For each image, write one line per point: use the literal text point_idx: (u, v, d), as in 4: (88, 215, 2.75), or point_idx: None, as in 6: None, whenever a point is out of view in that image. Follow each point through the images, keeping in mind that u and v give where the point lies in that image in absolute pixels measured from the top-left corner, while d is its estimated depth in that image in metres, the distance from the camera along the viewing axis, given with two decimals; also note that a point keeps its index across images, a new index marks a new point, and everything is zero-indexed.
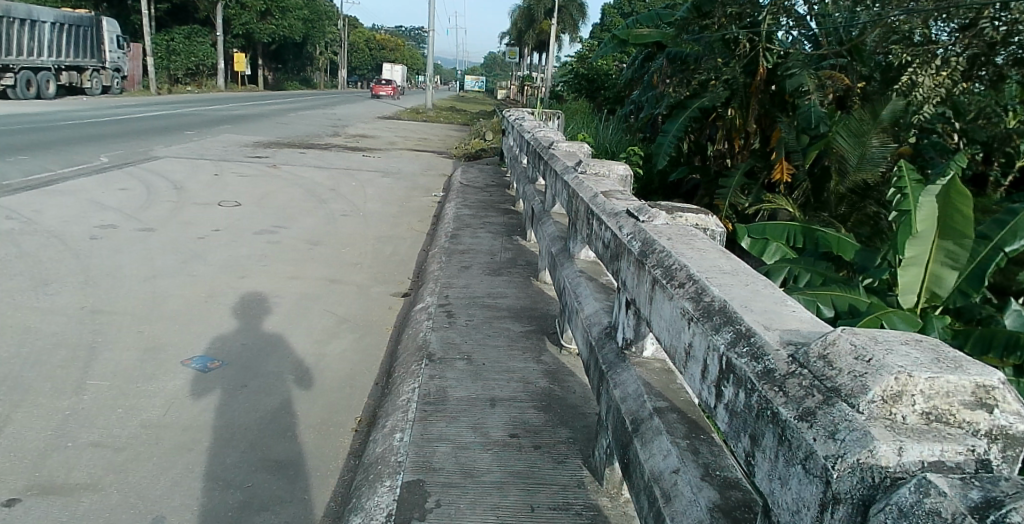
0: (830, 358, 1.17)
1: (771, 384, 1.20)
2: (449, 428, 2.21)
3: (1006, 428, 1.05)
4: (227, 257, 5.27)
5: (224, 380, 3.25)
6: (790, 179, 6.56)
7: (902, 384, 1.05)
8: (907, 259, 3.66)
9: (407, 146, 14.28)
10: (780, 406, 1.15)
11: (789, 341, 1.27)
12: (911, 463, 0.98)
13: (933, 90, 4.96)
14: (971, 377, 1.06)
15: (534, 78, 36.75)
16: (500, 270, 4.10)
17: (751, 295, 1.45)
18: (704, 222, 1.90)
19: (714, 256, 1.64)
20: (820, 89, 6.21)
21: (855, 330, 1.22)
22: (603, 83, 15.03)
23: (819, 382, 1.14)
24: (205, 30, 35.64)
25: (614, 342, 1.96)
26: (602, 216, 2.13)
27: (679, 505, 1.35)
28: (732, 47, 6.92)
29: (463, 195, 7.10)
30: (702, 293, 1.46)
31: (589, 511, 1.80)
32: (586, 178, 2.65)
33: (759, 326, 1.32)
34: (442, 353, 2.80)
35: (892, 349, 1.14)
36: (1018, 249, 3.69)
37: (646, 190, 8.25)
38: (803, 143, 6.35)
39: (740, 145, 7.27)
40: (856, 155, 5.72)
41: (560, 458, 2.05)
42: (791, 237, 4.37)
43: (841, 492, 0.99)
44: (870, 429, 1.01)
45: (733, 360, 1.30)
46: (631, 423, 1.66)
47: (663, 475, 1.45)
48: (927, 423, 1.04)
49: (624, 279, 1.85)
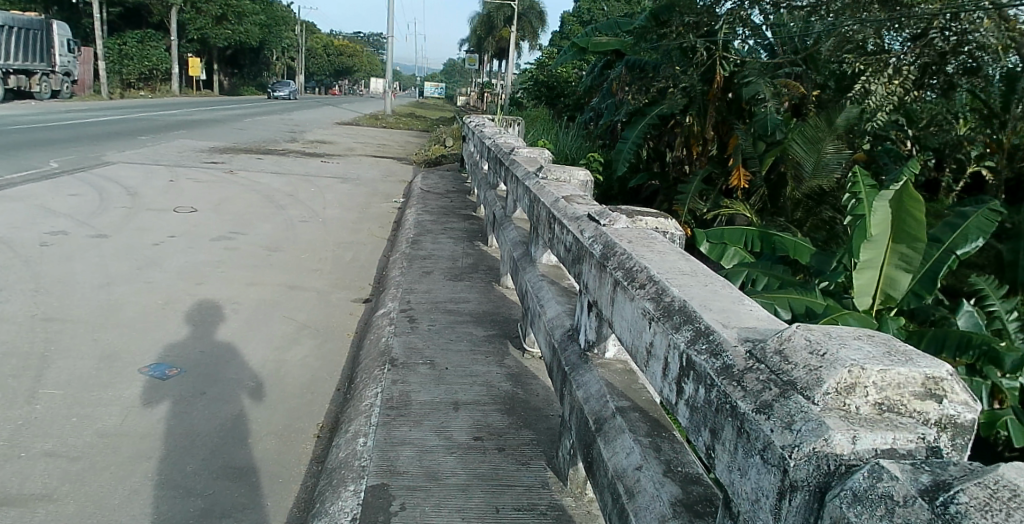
0: (786, 353, 1.21)
1: (729, 378, 1.23)
2: (413, 432, 2.18)
3: (955, 417, 1.08)
4: (184, 263, 5.16)
5: (182, 388, 3.16)
6: (747, 185, 6.70)
7: (855, 377, 1.08)
8: (862, 262, 3.76)
9: (366, 152, 14.20)
10: (739, 400, 1.19)
11: (747, 337, 1.31)
12: (864, 451, 1.01)
13: (886, 98, 5.15)
14: (922, 369, 1.10)
15: (494, 84, 36.88)
16: (461, 275, 4.09)
17: (709, 295, 1.47)
18: (663, 225, 1.91)
19: (674, 258, 1.66)
20: (775, 97, 6.23)
21: (809, 326, 1.26)
22: (563, 91, 15.21)
23: (775, 376, 1.17)
24: (159, 35, 34.91)
25: (576, 344, 1.97)
26: (563, 220, 2.13)
27: (642, 501, 1.37)
28: (690, 55, 7.05)
29: (423, 201, 7.06)
30: (662, 294, 1.48)
31: (554, 511, 1.79)
32: (549, 183, 2.65)
33: (718, 324, 1.35)
34: (405, 357, 2.78)
35: (846, 344, 1.18)
36: (967, 253, 3.88)
37: (607, 195, 8.50)
38: (759, 149, 6.52)
39: (699, 152, 7.46)
40: (811, 162, 5.74)
41: (525, 460, 2.03)
42: (748, 241, 4.43)
43: (797, 480, 1.02)
44: (825, 420, 1.03)
45: (693, 357, 1.33)
46: (593, 422, 1.67)
47: (626, 473, 1.47)
48: (880, 414, 1.08)
49: (586, 281, 1.86)
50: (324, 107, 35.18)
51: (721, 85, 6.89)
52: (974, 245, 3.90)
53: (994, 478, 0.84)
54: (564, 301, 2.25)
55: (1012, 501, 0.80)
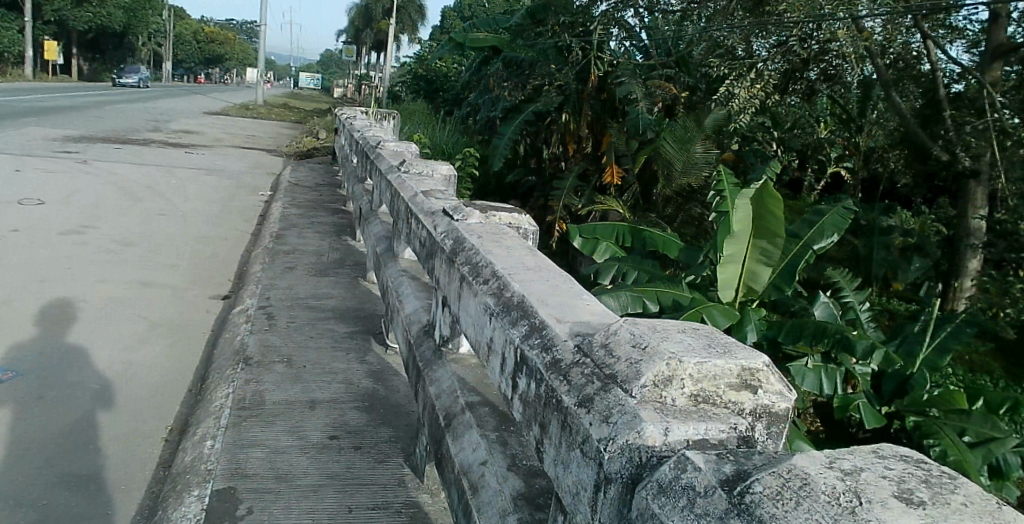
0: (611, 346, 1.25)
1: (557, 372, 1.26)
2: (265, 433, 2.12)
3: (769, 406, 1.17)
4: (22, 261, 4.77)
5: (16, 394, 2.94)
6: (620, 181, 7.03)
7: (671, 369, 1.13)
8: (726, 257, 3.97)
9: (235, 143, 13.66)
10: (565, 394, 1.21)
11: (578, 332, 1.34)
12: (676, 441, 1.05)
13: (748, 102, 5.37)
14: (736, 361, 1.17)
15: (369, 77, 36.59)
16: (326, 270, 4.02)
17: (548, 290, 1.50)
18: (518, 221, 1.91)
19: (520, 253, 1.68)
20: (647, 97, 6.54)
21: (636, 321, 1.31)
22: (441, 85, 15.32)
23: (599, 370, 1.21)
24: (9, 14, 31.95)
25: (431, 339, 1.97)
26: (419, 215, 2.12)
27: (484, 497, 1.38)
28: (565, 54, 7.41)
29: (291, 194, 6.85)
30: (503, 289, 1.49)
31: (408, 509, 1.80)
32: (409, 177, 2.64)
33: (552, 319, 1.37)
34: (261, 356, 2.70)
35: (667, 337, 1.23)
36: (822, 247, 4.16)
37: (485, 191, 9.00)
38: (631, 148, 6.81)
39: (574, 150, 7.68)
40: (681, 160, 6.11)
41: (381, 458, 2.02)
42: (619, 237, 4.60)
43: (611, 472, 1.05)
44: (639, 412, 1.07)
45: (526, 352, 1.34)
46: (443, 418, 1.67)
47: (471, 468, 1.48)
48: (695, 404, 1.15)
49: (438, 277, 1.86)
50: (200, 96, 33.47)
51: (596, 85, 7.22)
52: (828, 240, 4.20)
53: (791, 470, 0.87)
54: (422, 296, 2.24)
55: (801, 488, 0.83)
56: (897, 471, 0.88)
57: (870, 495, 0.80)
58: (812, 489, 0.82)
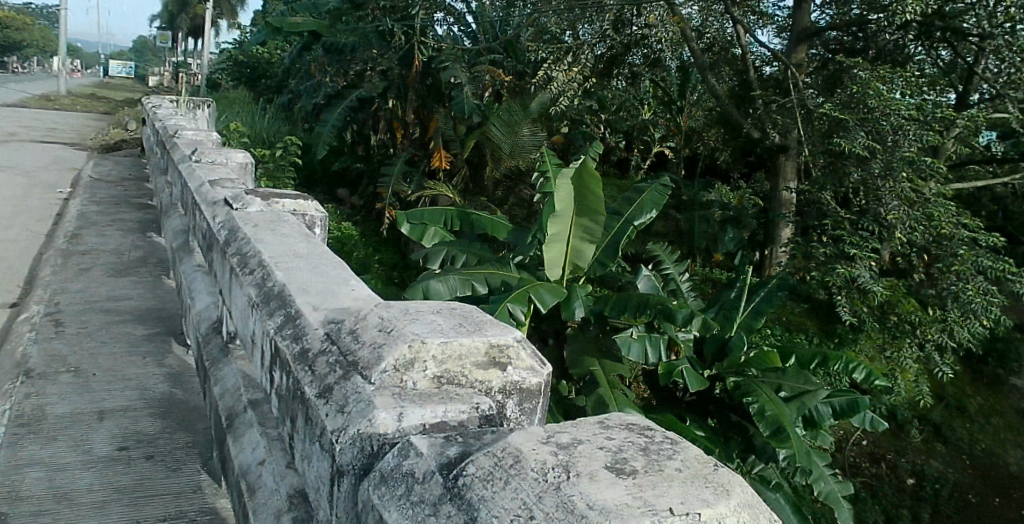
0: (358, 333, 1.30)
1: (303, 365, 1.29)
2: (43, 451, 2.11)
3: (518, 383, 1.28)
4: None
5: None
6: (449, 164, 8.54)
7: (414, 353, 1.21)
8: (552, 236, 4.74)
9: (29, 137, 12.68)
10: (308, 387, 1.25)
11: (330, 320, 1.36)
12: (409, 428, 1.13)
13: (566, 83, 7.45)
14: (485, 341, 1.27)
15: (189, 64, 34.99)
16: (126, 270, 4.05)
17: (313, 277, 1.53)
18: (301, 207, 1.99)
19: (294, 241, 1.71)
20: (473, 81, 8.09)
21: (389, 306, 1.36)
22: (265, 71, 15.54)
23: (342, 359, 1.26)
24: None
25: (221, 338, 1.95)
26: (202, 207, 2.14)
27: (261, 497, 1.39)
28: (386, 38, 8.80)
29: (91, 191, 6.78)
30: (265, 279, 1.51)
31: (205, 516, 1.78)
32: (197, 169, 2.87)
33: (308, 308, 1.40)
34: (43, 368, 2.68)
35: (417, 321, 1.30)
36: (642, 222, 5.01)
37: (314, 180, 11.10)
38: (457, 132, 8.55)
39: (402, 135, 9.35)
40: (509, 143, 7.62)
41: (175, 466, 2.02)
42: (449, 220, 5.35)
43: (345, 464, 1.12)
44: (374, 403, 1.14)
45: (279, 343, 1.36)
46: (227, 418, 1.67)
47: (250, 469, 1.48)
48: (439, 385, 1.23)
49: (216, 270, 1.83)
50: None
51: (420, 73, 8.60)
52: (646, 216, 5.02)
53: (508, 452, 0.94)
54: (212, 290, 2.21)
55: (514, 471, 0.89)
56: (617, 446, 0.94)
57: (575, 467, 0.85)
58: (522, 468, 0.88)
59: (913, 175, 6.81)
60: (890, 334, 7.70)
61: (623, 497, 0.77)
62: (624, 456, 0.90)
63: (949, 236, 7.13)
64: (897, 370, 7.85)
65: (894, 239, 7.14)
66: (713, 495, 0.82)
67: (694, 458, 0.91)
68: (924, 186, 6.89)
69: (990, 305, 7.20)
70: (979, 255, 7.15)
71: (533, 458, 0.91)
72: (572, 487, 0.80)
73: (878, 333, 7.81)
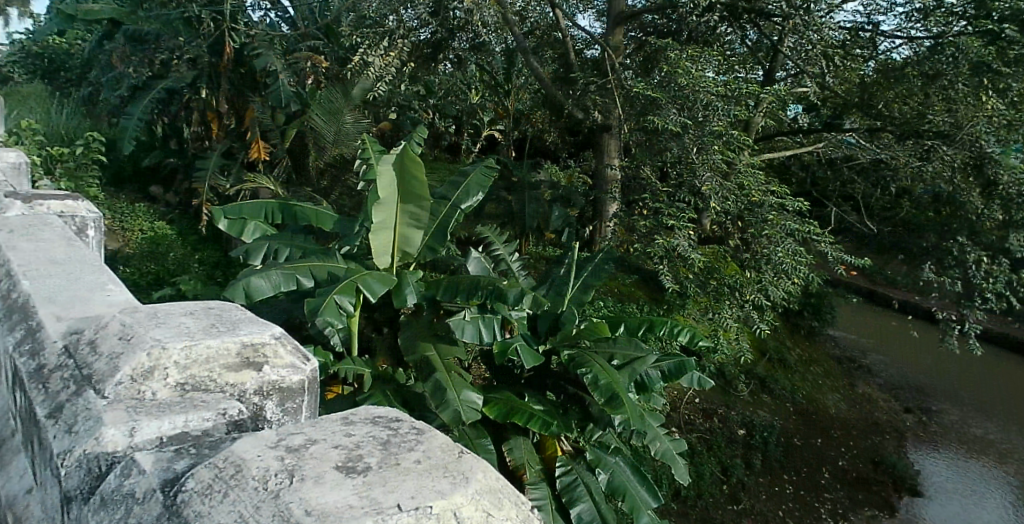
0: (97, 343, 1.64)
1: (37, 381, 1.61)
2: None
3: (279, 381, 1.65)
4: None
5: None
6: (268, 155, 10.02)
7: (155, 358, 1.53)
8: (377, 225, 5.29)
9: None
10: (40, 404, 1.55)
11: (69, 333, 1.73)
12: (148, 440, 1.40)
13: (383, 69, 7.70)
14: (239, 339, 1.65)
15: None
16: None
17: (65, 283, 2.06)
18: (71, 209, 3.26)
19: (59, 249, 2.42)
20: (289, 70, 9.50)
21: (129, 318, 1.70)
22: (64, 61, 16.46)
23: (78, 372, 1.58)
24: None
25: None
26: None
27: (21, 513, 1.56)
28: (194, 30, 9.89)
29: None
30: (13, 293, 2.01)
31: None
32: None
33: (49, 318, 1.81)
34: None
35: (161, 325, 1.66)
36: (468, 206, 5.88)
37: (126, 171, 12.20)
38: (275, 124, 9.99)
39: (219, 127, 10.74)
40: (330, 132, 8.92)
41: None
42: (268, 214, 5.87)
43: (76, 486, 1.34)
44: (104, 418, 1.42)
45: (17, 362, 1.70)
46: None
47: (17, 499, 1.59)
48: (180, 393, 1.54)
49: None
50: None
51: (228, 65, 9.97)
52: (471, 200, 5.90)
53: (229, 463, 1.22)
54: None
55: (233, 482, 1.17)
56: (354, 444, 1.26)
57: (299, 472, 1.15)
58: (241, 479, 1.17)
59: (721, 147, 7.21)
60: (709, 297, 7.94)
61: (344, 499, 1.08)
62: (361, 455, 1.22)
63: (760, 203, 7.55)
64: (718, 334, 8.08)
65: (708, 208, 7.51)
66: (450, 485, 1.16)
67: (432, 449, 1.27)
68: (733, 157, 7.28)
69: (800, 267, 7.56)
70: (786, 220, 7.57)
71: (257, 464, 1.20)
72: (291, 494, 1.10)
73: (700, 298, 7.99)
